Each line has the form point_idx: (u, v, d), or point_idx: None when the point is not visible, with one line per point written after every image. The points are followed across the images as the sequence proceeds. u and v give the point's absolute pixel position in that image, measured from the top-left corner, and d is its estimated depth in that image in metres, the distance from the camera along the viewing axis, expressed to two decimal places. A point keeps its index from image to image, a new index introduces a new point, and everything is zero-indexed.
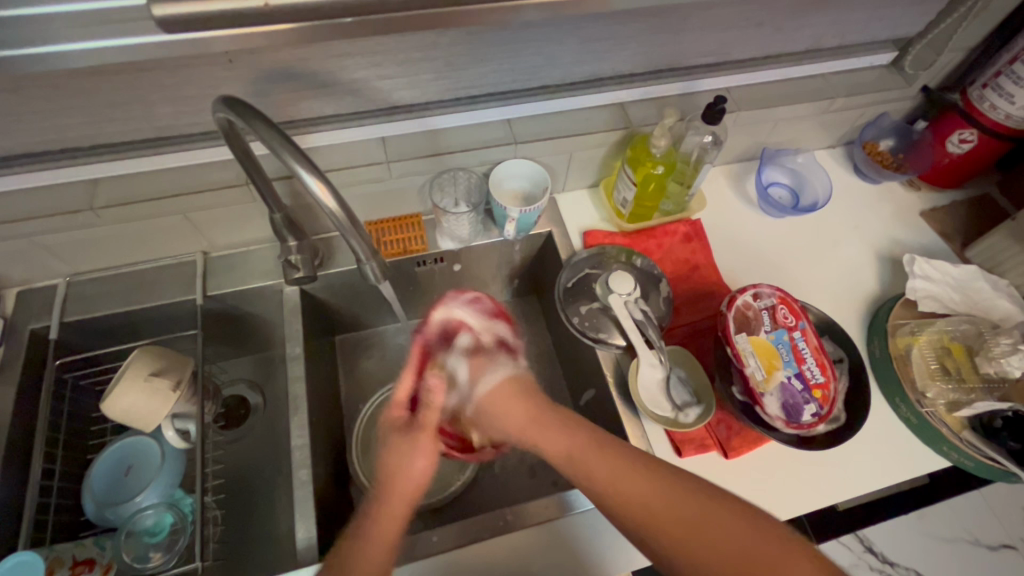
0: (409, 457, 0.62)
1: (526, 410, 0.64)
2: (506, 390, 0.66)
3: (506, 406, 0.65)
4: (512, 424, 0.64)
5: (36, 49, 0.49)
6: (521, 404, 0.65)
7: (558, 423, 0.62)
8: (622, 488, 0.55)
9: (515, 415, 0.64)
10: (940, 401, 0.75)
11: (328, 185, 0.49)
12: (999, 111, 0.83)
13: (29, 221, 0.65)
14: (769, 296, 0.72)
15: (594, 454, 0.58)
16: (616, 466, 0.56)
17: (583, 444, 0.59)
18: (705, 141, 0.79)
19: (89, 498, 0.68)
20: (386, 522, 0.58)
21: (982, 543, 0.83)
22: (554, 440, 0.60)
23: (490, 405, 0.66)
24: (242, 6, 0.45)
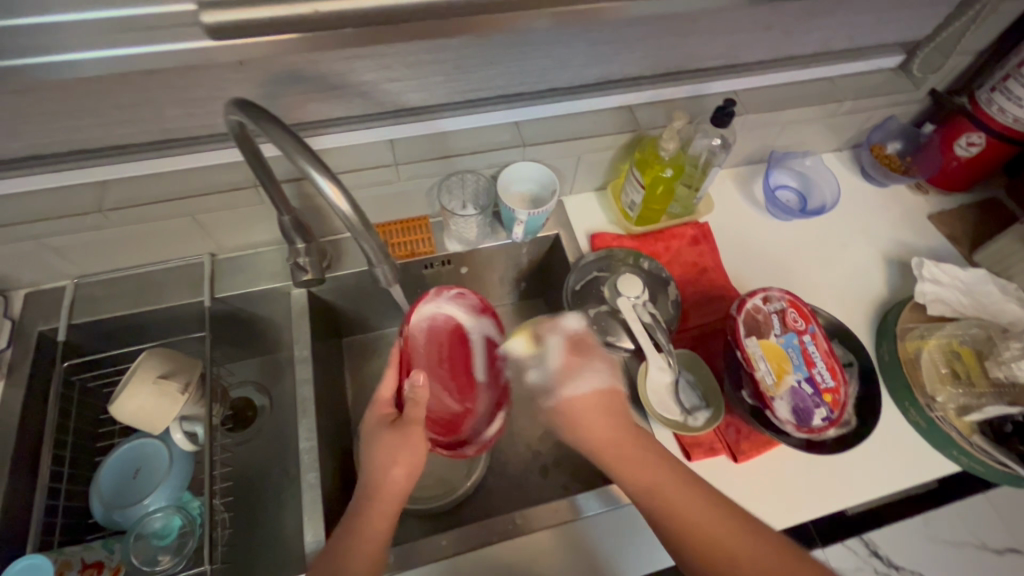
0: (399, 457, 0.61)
1: (617, 431, 0.65)
2: (596, 406, 0.67)
3: (591, 418, 0.66)
4: (595, 438, 0.65)
5: (53, 57, 0.49)
6: (606, 421, 0.66)
7: (643, 450, 0.64)
8: (692, 519, 0.59)
9: (602, 431, 0.65)
10: (949, 406, 0.74)
11: (342, 188, 0.49)
12: (1009, 115, 0.82)
13: (39, 223, 0.65)
14: (778, 299, 0.71)
15: (675, 485, 0.61)
16: (691, 496, 0.60)
17: (669, 473, 0.62)
18: (715, 145, 0.80)
19: (98, 500, 0.68)
20: (381, 525, 0.59)
21: (989, 547, 0.76)
22: (638, 472, 0.63)
23: (574, 414, 0.67)
24: (293, 12, 0.49)
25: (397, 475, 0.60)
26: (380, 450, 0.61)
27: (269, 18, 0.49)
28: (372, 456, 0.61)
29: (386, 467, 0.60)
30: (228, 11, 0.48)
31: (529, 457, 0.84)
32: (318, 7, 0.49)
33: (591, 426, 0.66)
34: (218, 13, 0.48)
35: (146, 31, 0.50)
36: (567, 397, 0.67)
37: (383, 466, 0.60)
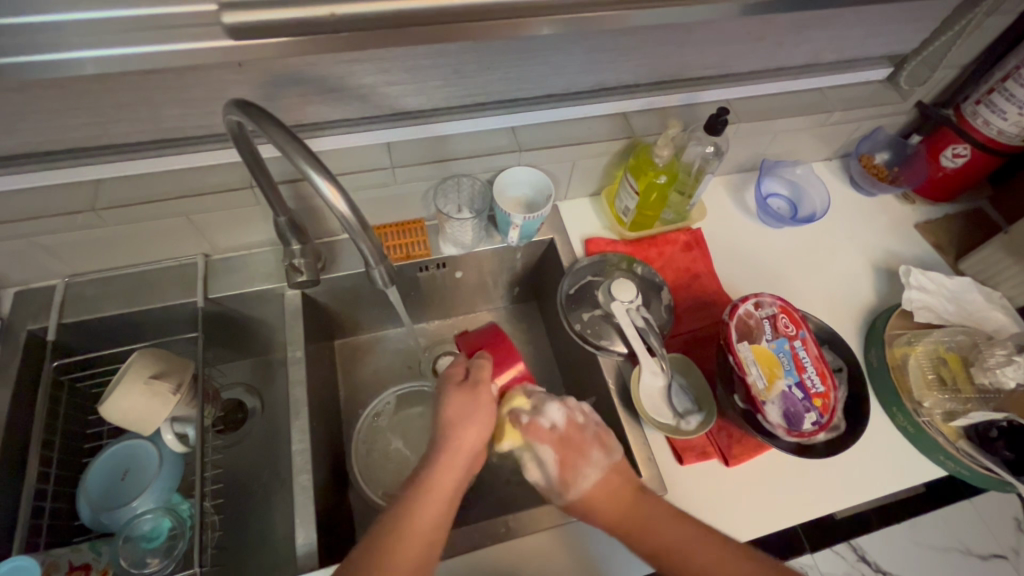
0: (473, 416, 0.64)
1: (624, 506, 0.63)
2: (607, 489, 0.64)
3: (605, 502, 0.64)
4: (609, 523, 0.63)
5: (57, 55, 0.49)
6: (617, 497, 0.64)
7: (659, 518, 0.63)
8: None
9: (611, 515, 0.63)
10: (936, 411, 0.76)
11: (340, 189, 0.49)
12: (993, 127, 0.84)
13: (31, 221, 0.64)
14: (770, 305, 0.72)
15: (695, 547, 0.61)
16: (708, 554, 0.60)
17: (687, 543, 0.61)
18: (708, 152, 0.80)
19: (84, 501, 0.67)
20: (441, 495, 0.60)
21: (974, 552, 0.77)
22: (646, 539, 0.62)
23: (586, 506, 0.64)
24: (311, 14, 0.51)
25: (474, 435, 0.63)
26: (456, 408, 0.64)
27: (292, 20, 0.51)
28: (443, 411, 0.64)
29: (464, 426, 0.63)
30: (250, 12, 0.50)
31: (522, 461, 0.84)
32: (335, 11, 0.52)
33: (602, 509, 0.63)
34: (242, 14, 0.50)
35: (147, 31, 0.50)
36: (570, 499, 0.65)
37: (463, 427, 0.63)
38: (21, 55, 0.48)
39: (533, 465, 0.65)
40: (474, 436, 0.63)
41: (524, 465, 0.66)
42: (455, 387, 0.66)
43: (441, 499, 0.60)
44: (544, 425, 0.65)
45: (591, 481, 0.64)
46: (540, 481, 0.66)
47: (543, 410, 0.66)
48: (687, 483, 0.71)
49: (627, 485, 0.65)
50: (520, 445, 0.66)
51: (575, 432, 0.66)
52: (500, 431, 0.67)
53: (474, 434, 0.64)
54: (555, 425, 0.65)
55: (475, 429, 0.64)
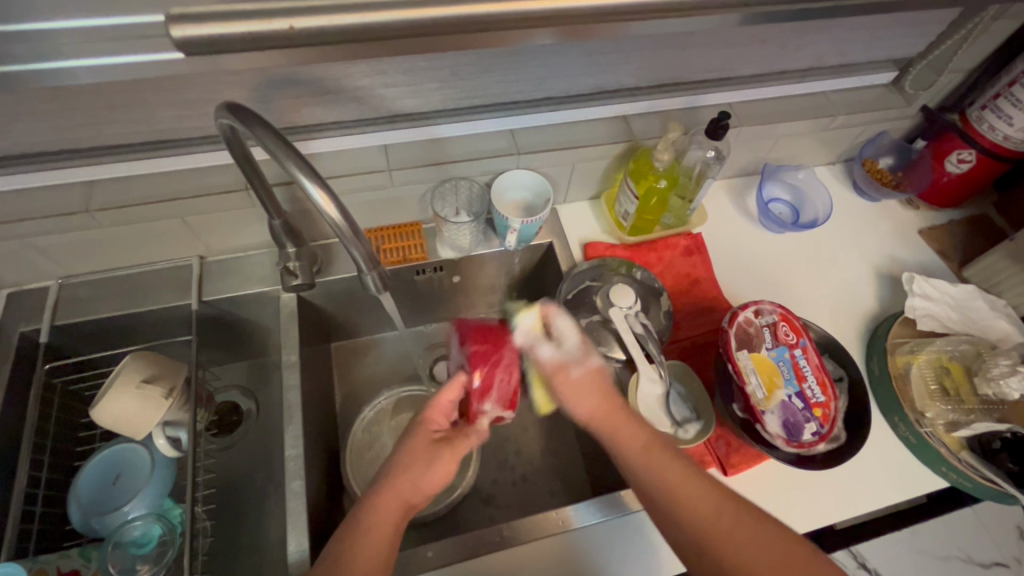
0: (431, 466, 0.61)
1: (604, 404, 0.65)
2: (592, 383, 0.66)
3: (589, 394, 0.66)
4: (590, 417, 0.65)
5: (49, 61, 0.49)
6: (599, 394, 0.66)
7: (629, 421, 0.64)
8: (684, 492, 0.58)
9: (596, 409, 0.65)
10: (938, 421, 0.74)
11: (330, 194, 0.48)
12: (999, 133, 0.83)
13: (23, 223, 0.63)
14: (770, 312, 0.71)
15: (666, 461, 0.61)
16: (684, 478, 0.59)
17: (659, 451, 0.62)
18: (709, 156, 0.79)
19: (75, 506, 0.66)
20: (382, 522, 0.58)
21: (974, 562, 0.76)
22: (627, 440, 0.63)
23: (573, 393, 0.66)
24: (265, 28, 0.40)
25: (422, 485, 0.60)
26: (410, 451, 0.62)
27: (245, 35, 0.40)
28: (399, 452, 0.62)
29: (413, 479, 0.60)
30: (203, 23, 0.39)
31: (518, 468, 0.83)
32: (295, 23, 0.40)
33: (583, 399, 0.66)
34: (186, 25, 0.38)
35: (146, 41, 0.50)
36: (581, 371, 0.66)
37: (410, 474, 0.60)
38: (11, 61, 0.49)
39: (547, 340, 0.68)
40: (424, 490, 0.61)
41: (538, 346, 0.67)
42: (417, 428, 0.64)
43: (382, 527, 0.57)
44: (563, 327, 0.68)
45: (596, 364, 0.67)
46: (554, 359, 0.67)
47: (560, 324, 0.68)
48: None
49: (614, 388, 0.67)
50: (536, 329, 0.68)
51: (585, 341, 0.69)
52: (522, 307, 0.70)
53: (427, 482, 0.60)
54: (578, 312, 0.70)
55: (429, 482, 0.60)
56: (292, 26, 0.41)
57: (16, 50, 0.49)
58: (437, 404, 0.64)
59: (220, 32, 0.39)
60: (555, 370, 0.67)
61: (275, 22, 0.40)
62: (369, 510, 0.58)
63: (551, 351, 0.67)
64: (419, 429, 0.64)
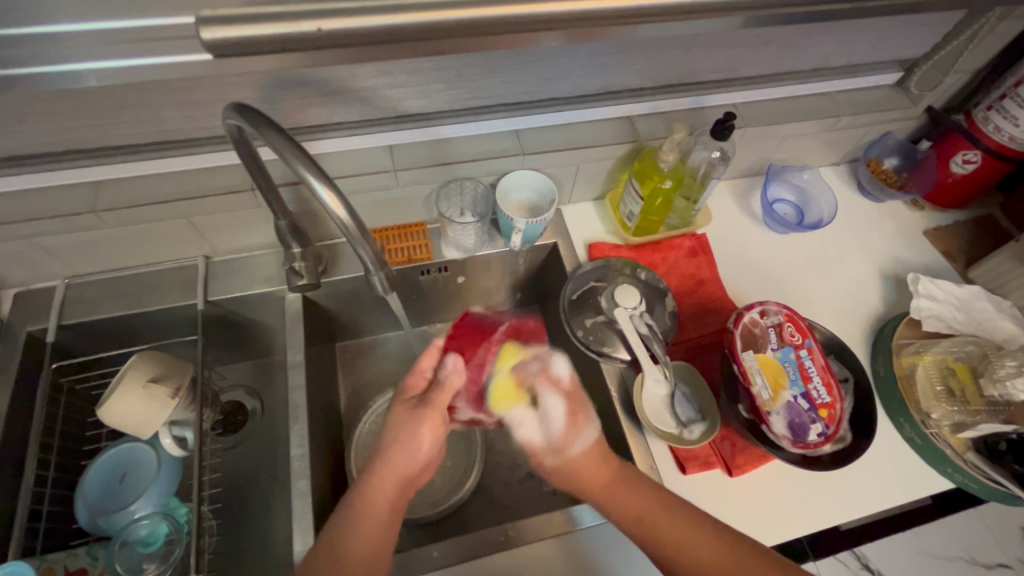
0: (419, 433, 0.62)
1: (600, 474, 0.63)
2: (588, 457, 0.63)
3: (591, 469, 0.63)
4: (585, 486, 0.63)
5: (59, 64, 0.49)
6: (602, 469, 0.63)
7: (629, 487, 0.62)
8: (691, 554, 0.59)
9: (591, 477, 0.63)
10: (944, 422, 0.74)
11: (338, 194, 0.48)
12: (1004, 134, 0.83)
13: (30, 223, 0.64)
14: (775, 313, 0.72)
15: (667, 521, 0.60)
16: (686, 532, 0.60)
17: (658, 509, 0.61)
18: (714, 157, 0.80)
19: (82, 505, 0.66)
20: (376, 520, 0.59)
21: (979, 563, 0.76)
22: (626, 503, 0.62)
23: (572, 471, 0.63)
24: (293, 30, 0.40)
25: (410, 452, 0.61)
26: (398, 425, 0.63)
27: (274, 37, 0.39)
28: (388, 432, 0.63)
29: (398, 448, 0.61)
30: (231, 25, 0.38)
31: (522, 468, 0.83)
32: (322, 26, 0.40)
33: (581, 474, 0.63)
34: (214, 28, 0.38)
35: (154, 41, 0.50)
36: (565, 461, 0.63)
37: (397, 446, 0.61)
38: (23, 63, 0.49)
39: (529, 420, 0.66)
40: (409, 459, 0.61)
41: (517, 427, 0.66)
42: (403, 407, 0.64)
43: (375, 523, 0.59)
44: (554, 374, 0.67)
45: (590, 440, 0.64)
46: (535, 438, 0.66)
47: (553, 363, 0.68)
48: (687, 492, 0.71)
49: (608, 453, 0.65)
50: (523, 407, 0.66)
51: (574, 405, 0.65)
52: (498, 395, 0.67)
53: (414, 457, 0.61)
54: (559, 385, 0.66)
55: (415, 449, 0.61)
56: (320, 28, 0.40)
57: (28, 53, 0.49)
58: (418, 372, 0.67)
59: (248, 34, 0.39)
60: (539, 453, 0.65)
61: (303, 24, 0.40)
62: (364, 503, 0.59)
63: (532, 428, 0.66)
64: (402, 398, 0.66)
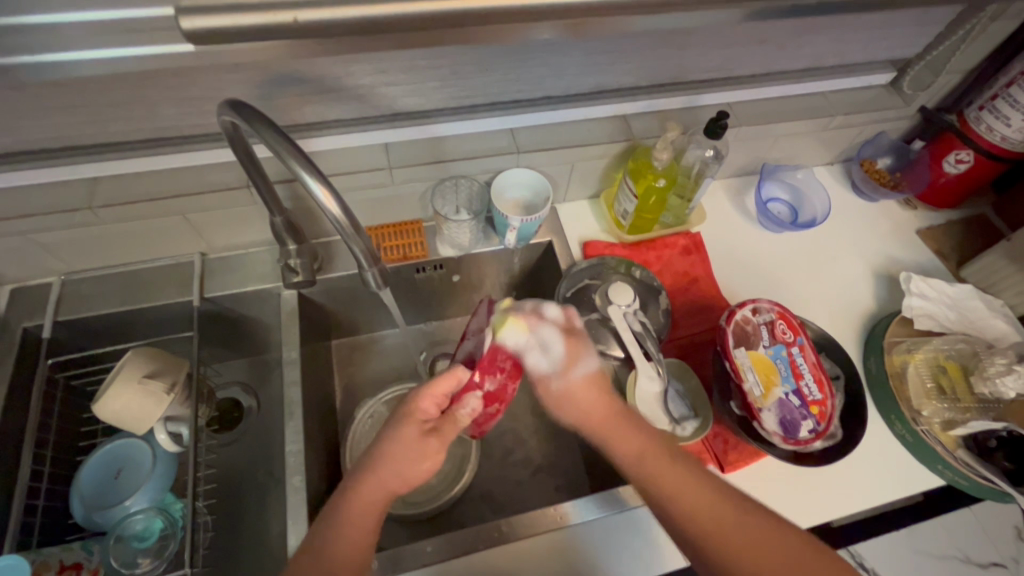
0: (416, 461, 0.60)
1: (602, 407, 0.65)
2: (589, 389, 0.66)
3: (586, 399, 0.66)
4: (587, 420, 0.66)
5: (49, 57, 0.49)
6: (596, 397, 0.66)
7: (628, 424, 0.64)
8: (691, 505, 0.58)
9: (591, 410, 0.65)
10: (935, 420, 0.75)
11: (331, 190, 0.48)
12: (997, 133, 0.83)
13: (26, 219, 0.64)
14: (768, 311, 0.72)
15: (667, 469, 0.61)
16: (696, 492, 0.59)
17: (655, 451, 0.62)
18: (707, 155, 0.80)
19: (78, 499, 0.67)
20: (364, 517, 0.58)
21: (973, 561, 0.76)
22: (626, 442, 0.63)
23: (569, 400, 0.66)
24: (271, 20, 0.43)
25: (406, 477, 0.59)
26: (399, 446, 0.59)
27: (252, 25, 0.43)
28: (387, 447, 0.60)
29: (393, 470, 0.59)
30: (209, 17, 0.42)
31: (517, 464, 0.84)
32: (298, 16, 0.43)
33: (581, 403, 0.66)
34: (196, 17, 0.41)
35: (148, 38, 0.51)
36: (565, 384, 0.66)
37: (394, 469, 0.59)
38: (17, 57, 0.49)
39: (535, 348, 0.64)
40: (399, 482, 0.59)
41: (526, 352, 0.64)
42: (410, 421, 0.60)
43: (364, 516, 0.58)
44: (545, 316, 0.65)
45: (590, 366, 0.66)
46: (539, 367, 0.65)
47: (542, 308, 0.66)
48: None
49: (613, 392, 0.67)
50: (525, 334, 0.62)
51: (575, 328, 0.67)
52: (503, 321, 0.61)
53: (405, 477, 0.59)
54: (553, 318, 0.66)
55: (412, 476, 0.59)
56: (296, 18, 0.43)
57: (24, 48, 0.50)
58: (430, 391, 0.60)
59: (228, 25, 0.42)
60: (540, 379, 0.67)
61: (281, 15, 0.43)
62: (355, 501, 0.58)
63: (540, 357, 0.65)
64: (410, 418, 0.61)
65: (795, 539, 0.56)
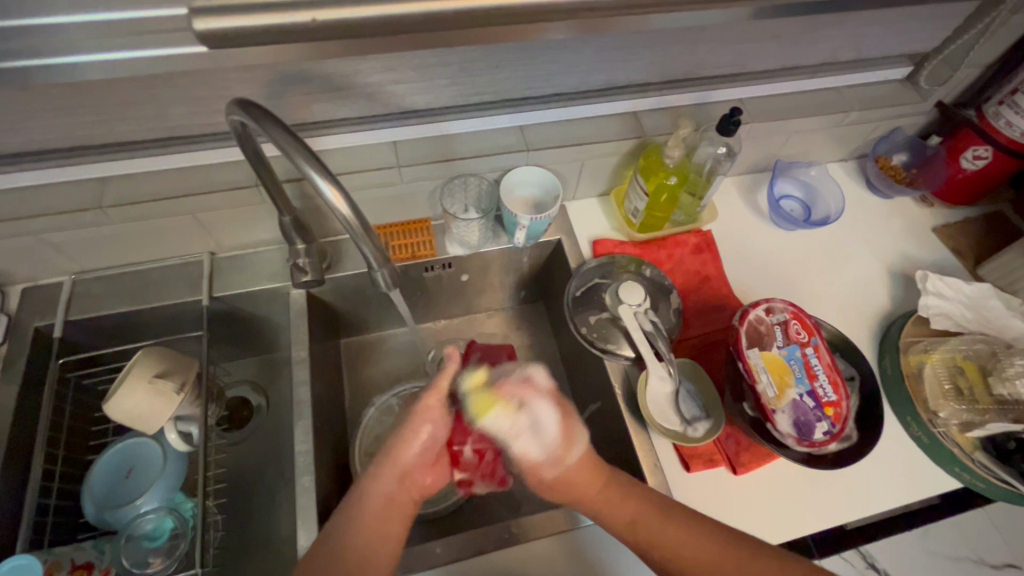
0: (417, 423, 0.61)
1: (595, 484, 0.61)
2: (584, 467, 0.61)
3: (583, 481, 0.60)
4: (581, 497, 0.61)
5: (61, 59, 0.50)
6: (589, 477, 0.60)
7: (622, 493, 0.61)
8: (682, 554, 0.58)
9: (585, 489, 0.61)
10: (952, 422, 0.73)
11: (341, 190, 0.48)
12: (1015, 129, 0.82)
13: (36, 219, 0.64)
14: (782, 310, 0.71)
15: (658, 525, 0.60)
16: (681, 536, 0.59)
17: (647, 513, 0.60)
18: (719, 153, 0.78)
19: (89, 499, 0.67)
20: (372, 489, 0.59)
21: (987, 563, 0.75)
22: (620, 509, 0.61)
23: (563, 485, 0.61)
24: (287, 21, 0.46)
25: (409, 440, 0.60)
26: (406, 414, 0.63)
27: (270, 27, 0.46)
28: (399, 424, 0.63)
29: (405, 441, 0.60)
30: (222, 18, 0.45)
31: None
32: (315, 16, 0.46)
33: (572, 486, 0.61)
34: (207, 19, 0.44)
35: (158, 36, 0.50)
36: (560, 471, 0.60)
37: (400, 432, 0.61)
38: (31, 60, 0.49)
39: (524, 433, 0.59)
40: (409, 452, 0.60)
41: (512, 440, 0.59)
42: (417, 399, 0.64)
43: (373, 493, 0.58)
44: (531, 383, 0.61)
45: (582, 445, 0.61)
46: (529, 452, 0.59)
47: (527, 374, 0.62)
48: (693, 491, 0.70)
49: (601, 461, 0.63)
50: (506, 417, 0.58)
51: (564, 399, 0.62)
52: (478, 407, 0.59)
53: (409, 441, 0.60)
54: (541, 387, 0.61)
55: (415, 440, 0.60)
56: (313, 19, 0.46)
57: (35, 49, 0.50)
58: (438, 387, 0.61)
59: (242, 26, 0.45)
60: (534, 468, 0.60)
61: (298, 16, 0.46)
62: (367, 487, 0.59)
63: (529, 441, 0.59)
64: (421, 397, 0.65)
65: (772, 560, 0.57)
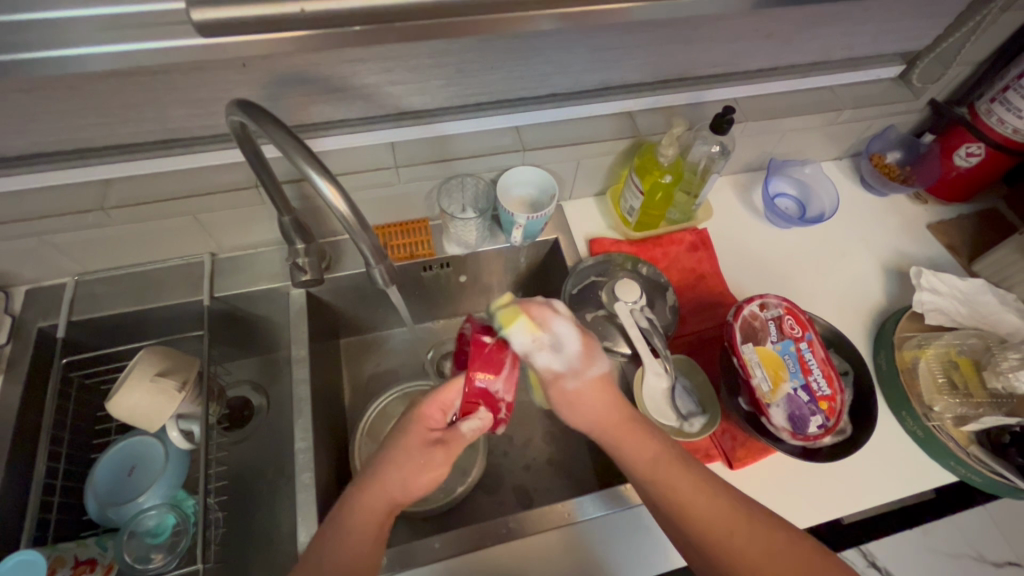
0: (418, 472, 0.59)
1: (614, 409, 0.65)
2: (599, 391, 0.66)
3: (598, 401, 0.65)
4: (596, 423, 0.65)
5: (58, 51, 0.49)
6: (608, 398, 0.65)
7: (641, 432, 0.63)
8: (693, 515, 0.58)
9: (602, 412, 0.65)
10: (947, 415, 0.74)
11: (339, 188, 0.49)
12: (1008, 126, 0.82)
13: (38, 221, 0.65)
14: (776, 306, 0.71)
15: (676, 475, 0.60)
16: (693, 491, 0.59)
17: (663, 454, 0.62)
18: (714, 151, 0.79)
19: (91, 496, 0.68)
20: (361, 520, 0.58)
21: (987, 560, 0.75)
22: (637, 446, 0.62)
23: (580, 406, 0.66)
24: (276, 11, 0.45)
25: (408, 486, 0.59)
26: (403, 460, 0.60)
27: (252, 16, 0.45)
28: (389, 465, 0.60)
29: (409, 484, 0.59)
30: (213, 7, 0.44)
31: (524, 458, 0.84)
32: (304, 6, 0.46)
33: (591, 411, 0.65)
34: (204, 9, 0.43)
35: (157, 28, 0.51)
36: (579, 385, 0.66)
37: (397, 478, 0.59)
38: (16, 52, 0.49)
39: (547, 346, 0.66)
40: (413, 494, 0.60)
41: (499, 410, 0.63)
42: (414, 439, 0.61)
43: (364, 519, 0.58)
44: (555, 310, 0.67)
45: (600, 369, 0.67)
46: (551, 365, 0.66)
47: (550, 303, 0.68)
48: None
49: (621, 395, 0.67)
50: (530, 333, 0.65)
51: (586, 329, 0.68)
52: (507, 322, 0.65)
53: (406, 486, 0.59)
54: (565, 313, 0.67)
55: (413, 485, 0.59)
56: (303, 9, 0.46)
57: (35, 43, 0.49)
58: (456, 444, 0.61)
59: (231, 15, 0.44)
60: (553, 381, 0.66)
61: (288, 6, 0.45)
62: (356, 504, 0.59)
63: (551, 355, 0.66)
64: (417, 428, 0.62)
65: (787, 542, 0.56)
